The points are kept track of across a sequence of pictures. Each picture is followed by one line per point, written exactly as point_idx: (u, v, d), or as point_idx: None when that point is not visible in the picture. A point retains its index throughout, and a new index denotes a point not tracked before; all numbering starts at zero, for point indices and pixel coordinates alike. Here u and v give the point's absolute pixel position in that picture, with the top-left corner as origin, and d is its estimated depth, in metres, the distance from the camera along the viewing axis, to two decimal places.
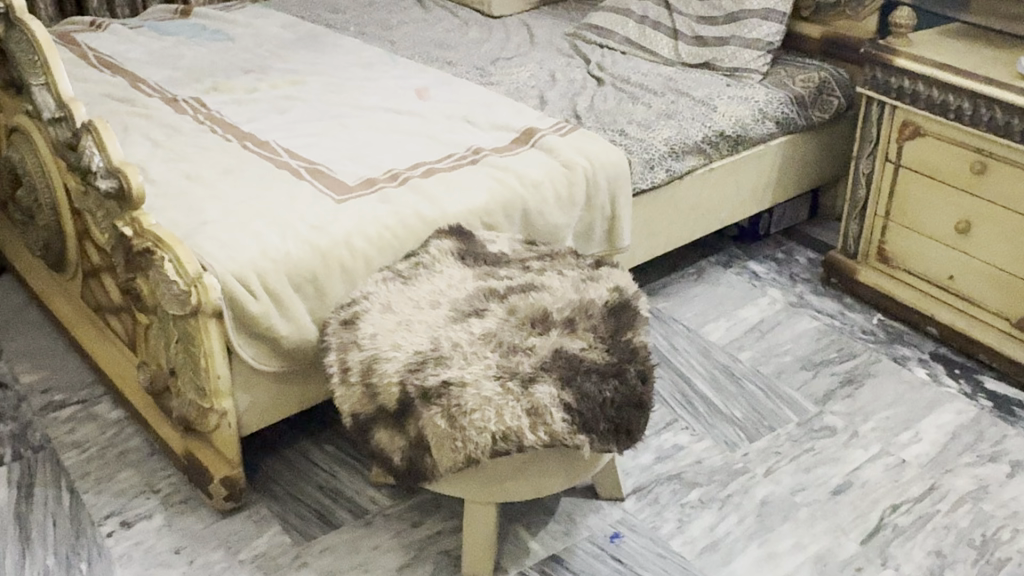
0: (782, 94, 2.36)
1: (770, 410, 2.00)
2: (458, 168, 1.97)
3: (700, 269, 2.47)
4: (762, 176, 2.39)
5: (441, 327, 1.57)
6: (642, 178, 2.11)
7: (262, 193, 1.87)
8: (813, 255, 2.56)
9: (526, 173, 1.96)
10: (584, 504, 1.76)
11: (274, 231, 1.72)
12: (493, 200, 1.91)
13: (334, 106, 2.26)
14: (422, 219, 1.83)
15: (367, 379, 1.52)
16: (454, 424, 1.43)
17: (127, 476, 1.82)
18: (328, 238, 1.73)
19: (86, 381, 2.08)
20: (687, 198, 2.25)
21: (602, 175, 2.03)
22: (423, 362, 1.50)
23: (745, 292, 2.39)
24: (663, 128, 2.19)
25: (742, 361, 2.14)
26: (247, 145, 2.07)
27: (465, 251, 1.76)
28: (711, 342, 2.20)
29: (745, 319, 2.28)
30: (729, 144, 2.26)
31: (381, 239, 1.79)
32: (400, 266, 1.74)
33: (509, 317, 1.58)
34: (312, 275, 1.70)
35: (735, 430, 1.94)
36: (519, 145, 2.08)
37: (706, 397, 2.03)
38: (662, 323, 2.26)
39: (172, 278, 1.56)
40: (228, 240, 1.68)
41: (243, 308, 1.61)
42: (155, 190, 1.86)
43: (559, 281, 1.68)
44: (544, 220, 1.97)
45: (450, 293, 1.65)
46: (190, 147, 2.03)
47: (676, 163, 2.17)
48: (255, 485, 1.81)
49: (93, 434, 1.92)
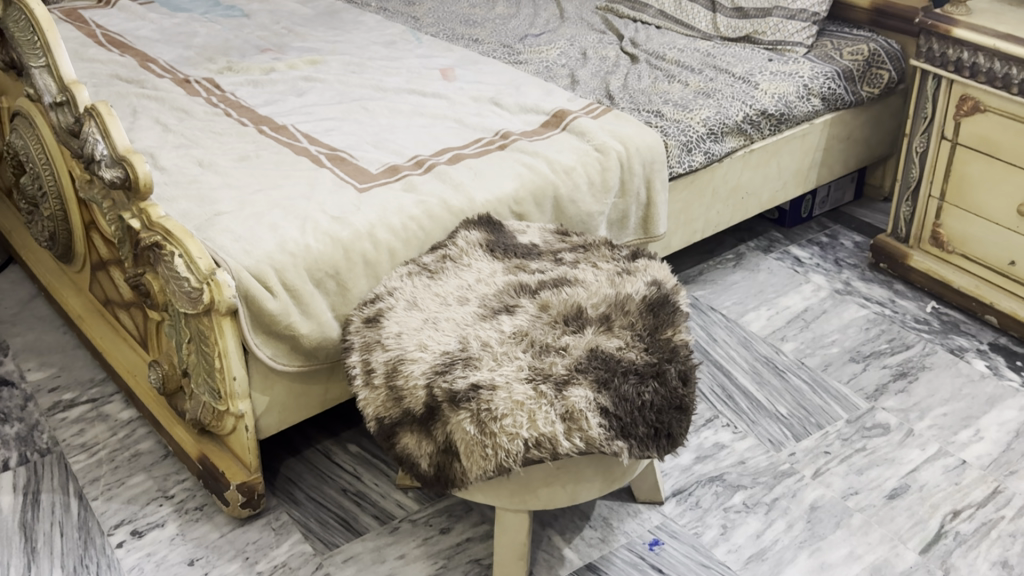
0: (829, 69, 2.23)
1: (819, 407, 1.88)
2: (485, 154, 1.86)
3: (740, 254, 2.35)
4: (807, 156, 2.26)
5: (468, 325, 1.46)
6: (679, 162, 1.99)
7: (279, 183, 1.77)
8: (861, 237, 2.42)
9: (557, 159, 1.85)
10: (621, 508, 1.66)
11: (293, 224, 1.63)
12: (522, 186, 1.80)
13: (354, 87, 2.15)
14: (446, 208, 1.72)
15: (391, 382, 1.42)
16: (484, 430, 1.33)
17: (138, 481, 1.75)
18: (349, 230, 1.63)
19: (94, 379, 2.00)
20: (728, 181, 2.12)
21: (637, 160, 1.91)
22: (452, 362, 1.40)
23: (787, 279, 2.26)
24: (701, 109, 2.07)
25: (786, 353, 2.02)
26: (263, 129, 1.97)
27: (494, 242, 1.65)
28: (752, 333, 2.08)
29: (788, 308, 2.16)
30: (772, 123, 2.13)
31: (404, 231, 1.68)
32: (424, 259, 1.63)
33: (542, 314, 1.48)
34: (332, 270, 1.60)
35: (782, 429, 1.83)
36: (548, 128, 1.96)
37: (749, 393, 1.92)
38: (699, 313, 2.14)
39: (183, 275, 1.49)
40: (244, 233, 1.59)
41: (260, 306, 1.51)
42: (165, 179, 1.78)
43: (593, 274, 1.56)
44: (576, 208, 1.85)
45: (477, 288, 1.54)
46: (199, 133, 1.94)
47: (716, 145, 2.04)
48: (274, 488, 1.72)
49: (102, 436, 1.85)
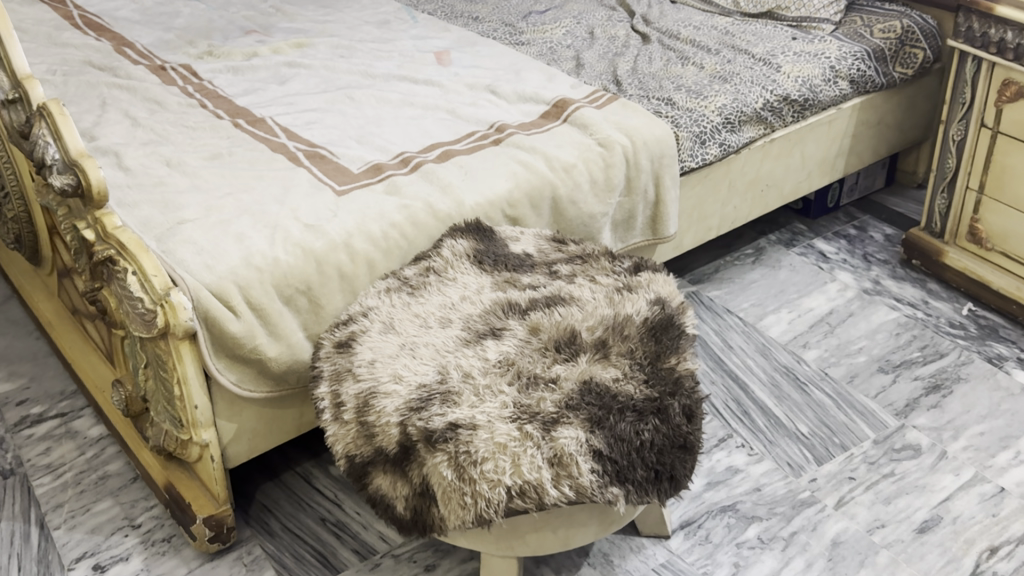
0: (858, 48, 2.05)
1: (843, 425, 1.72)
2: (477, 150, 1.70)
3: (760, 248, 2.18)
4: (834, 144, 2.08)
5: (448, 352, 1.31)
6: (692, 155, 1.82)
7: (252, 185, 1.62)
8: (891, 230, 2.25)
9: (556, 155, 1.69)
10: (623, 543, 1.51)
11: (262, 233, 1.48)
12: (517, 187, 1.64)
13: (341, 73, 2.00)
14: (432, 213, 1.57)
15: (362, 417, 1.28)
16: (462, 476, 1.19)
17: (104, 508, 1.62)
18: (324, 241, 1.48)
19: (64, 392, 1.88)
20: (746, 173, 1.95)
21: (645, 156, 1.74)
22: (429, 397, 1.25)
23: (811, 277, 2.10)
24: (718, 95, 1.89)
25: (808, 362, 1.86)
26: (239, 122, 1.82)
27: (483, 252, 1.50)
28: (771, 339, 1.92)
29: (812, 310, 2.00)
30: (795, 110, 1.95)
31: (385, 240, 1.53)
32: (405, 272, 1.48)
33: (531, 339, 1.32)
34: (304, 286, 1.46)
35: (802, 451, 1.67)
36: (548, 120, 1.80)
37: (767, 408, 1.76)
38: (714, 317, 1.98)
39: (136, 294, 1.35)
40: (207, 245, 1.44)
41: (222, 329, 1.38)
42: (128, 181, 1.63)
43: (590, 291, 1.41)
44: (577, 210, 1.69)
45: (461, 307, 1.39)
46: (171, 128, 1.80)
47: (733, 135, 1.86)
48: (248, 518, 1.59)
49: (69, 456, 1.73)
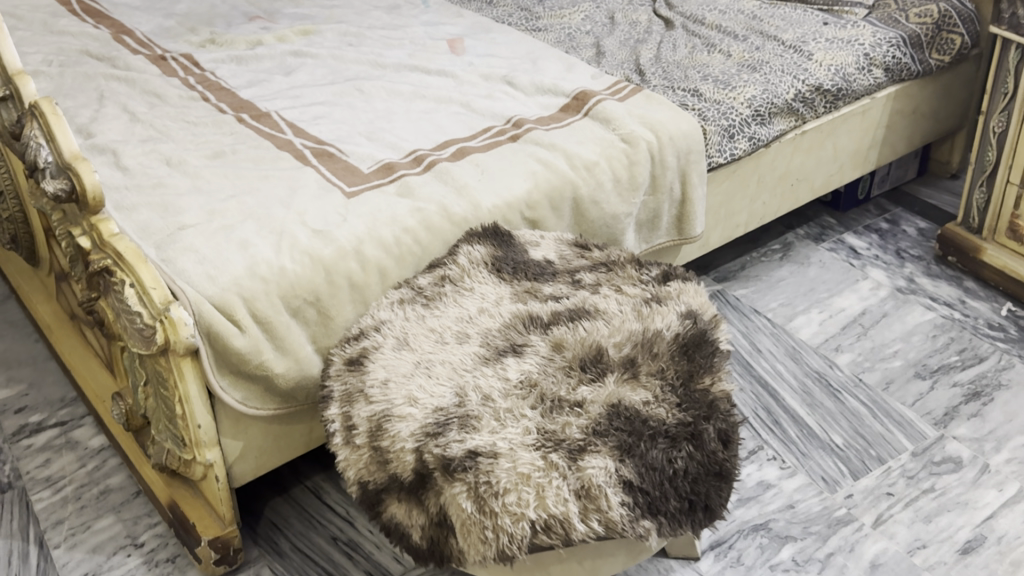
0: (893, 34, 1.94)
1: (879, 436, 1.64)
2: (494, 147, 1.61)
3: (788, 244, 2.09)
4: (867, 135, 1.98)
5: (466, 371, 1.23)
6: (720, 150, 1.72)
7: (257, 186, 1.54)
8: (925, 223, 2.15)
9: (577, 153, 1.60)
10: (650, 565, 1.44)
11: (268, 240, 1.40)
12: (536, 187, 1.55)
13: (349, 63, 1.90)
14: (447, 217, 1.48)
15: (375, 442, 1.20)
16: (483, 508, 1.11)
17: (105, 525, 1.55)
18: (333, 248, 1.40)
19: (64, 398, 1.80)
20: (776, 167, 1.85)
21: (670, 152, 1.65)
22: (447, 422, 1.17)
23: (842, 275, 2.01)
24: (747, 86, 1.79)
25: (841, 368, 1.78)
26: (243, 117, 1.73)
27: (501, 260, 1.41)
28: (802, 342, 1.84)
29: (843, 311, 1.91)
30: (828, 100, 1.85)
31: (397, 247, 1.44)
32: (419, 281, 1.40)
33: (554, 357, 1.24)
34: (312, 297, 1.37)
35: (837, 464, 1.59)
36: (567, 114, 1.71)
37: (798, 417, 1.68)
38: (742, 318, 1.89)
39: (134, 309, 1.27)
40: (209, 254, 1.36)
41: (226, 344, 1.30)
42: (126, 182, 1.55)
43: (616, 303, 1.32)
44: (599, 210, 1.60)
45: (479, 321, 1.31)
46: (171, 124, 1.71)
47: (763, 128, 1.77)
48: (256, 536, 1.52)
49: (69, 468, 1.66)
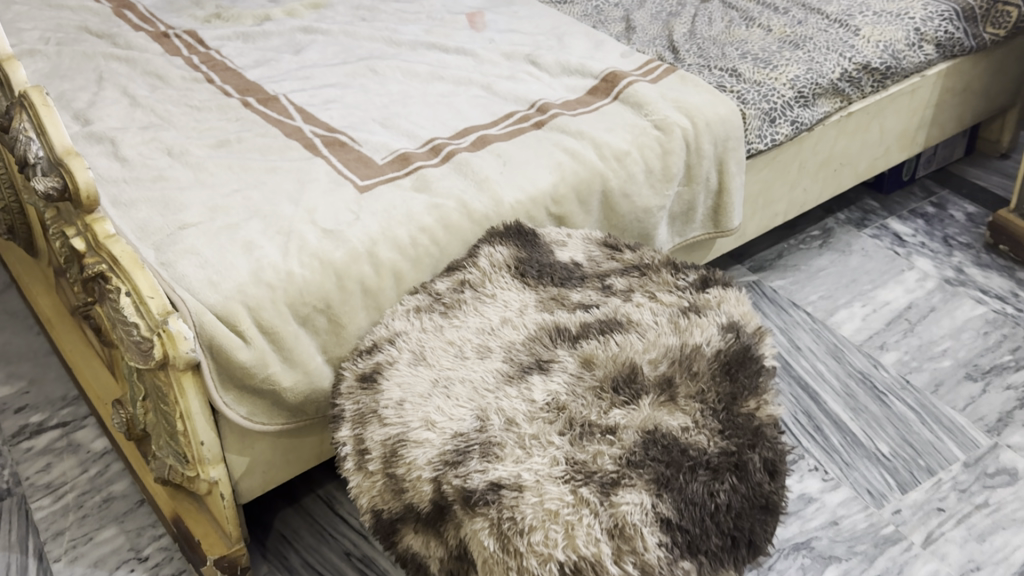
0: (945, 7, 1.81)
1: (928, 444, 1.54)
2: (517, 135, 1.51)
3: (828, 229, 1.98)
4: (915, 115, 1.85)
5: (488, 391, 1.13)
6: (760, 135, 1.60)
7: (263, 179, 1.44)
8: (973, 208, 2.03)
9: (607, 142, 1.48)
10: None
11: (275, 241, 1.30)
12: (562, 180, 1.44)
13: (363, 40, 1.79)
14: (467, 214, 1.38)
15: (389, 469, 1.10)
16: (507, 548, 1.01)
17: (108, 537, 1.48)
18: (344, 250, 1.30)
19: (67, 397, 1.72)
20: (819, 152, 1.73)
21: (707, 139, 1.54)
22: (467, 450, 1.07)
23: (885, 265, 1.89)
24: (788, 65, 1.67)
25: (886, 369, 1.67)
26: (250, 101, 1.63)
27: (526, 263, 1.31)
28: (844, 340, 1.73)
29: (888, 305, 1.80)
30: (875, 79, 1.72)
31: (414, 248, 1.34)
32: (437, 286, 1.30)
33: (584, 375, 1.14)
34: (322, 304, 1.27)
35: (883, 476, 1.50)
36: (596, 97, 1.59)
37: (841, 423, 1.58)
38: (779, 313, 1.79)
39: (131, 320, 1.18)
40: (212, 258, 1.27)
41: (230, 358, 1.20)
42: (125, 174, 1.45)
43: (652, 313, 1.22)
44: (630, 204, 1.49)
45: (501, 333, 1.21)
46: (173, 109, 1.61)
47: (807, 111, 1.64)
48: (265, 551, 1.43)
49: (71, 474, 1.58)
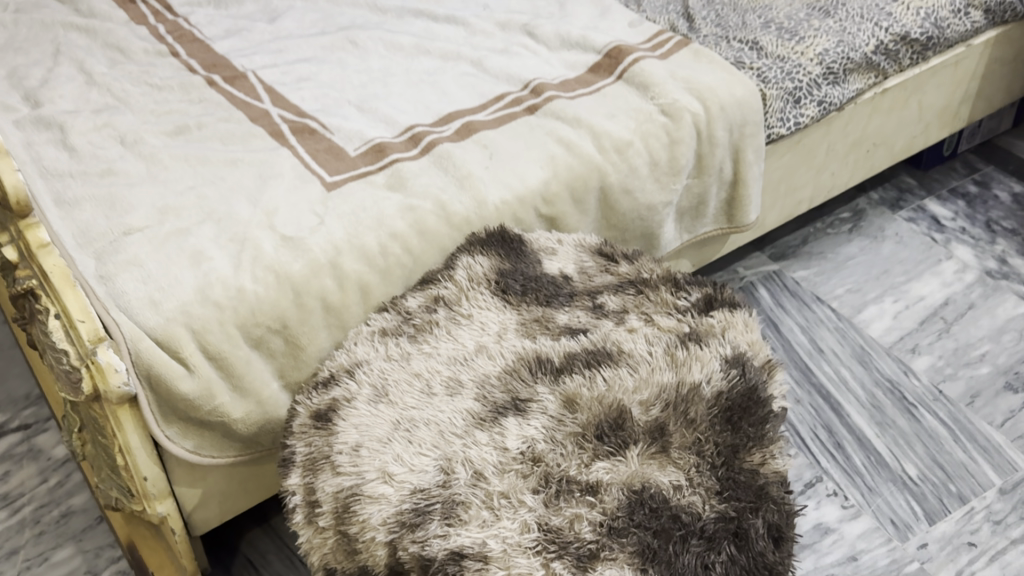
0: None
1: (961, 467, 1.39)
2: (506, 122, 1.35)
3: (859, 212, 1.82)
4: (958, 88, 1.66)
5: (455, 437, 0.99)
6: (782, 118, 1.43)
7: (221, 173, 1.29)
8: (1020, 188, 1.86)
9: (607, 130, 1.32)
10: None
11: (227, 251, 1.16)
12: (555, 176, 1.28)
13: (346, 8, 1.64)
14: (444, 218, 1.23)
15: (342, 525, 0.97)
16: None
17: (64, 558, 1.37)
18: (304, 261, 1.15)
19: (30, 396, 1.61)
20: (849, 133, 1.55)
21: (721, 125, 1.37)
22: (427, 510, 0.93)
23: (921, 255, 1.73)
24: (817, 36, 1.49)
25: (917, 377, 1.52)
26: (215, 79, 1.47)
27: (508, 276, 1.16)
28: (872, 342, 1.57)
29: (922, 301, 1.64)
30: (914, 51, 1.53)
31: (383, 258, 1.20)
32: (408, 303, 1.16)
33: (566, 419, 1.00)
34: (278, 324, 1.14)
35: (910, 503, 1.35)
36: (598, 76, 1.43)
37: (865, 440, 1.43)
38: (801, 309, 1.63)
39: (59, 348, 1.05)
40: (155, 271, 1.13)
41: (170, 389, 1.07)
42: (72, 166, 1.30)
43: (647, 341, 1.07)
44: (632, 201, 1.34)
45: (475, 363, 1.07)
46: (131, 88, 1.46)
47: (836, 89, 1.46)
48: None
49: (29, 484, 1.47)
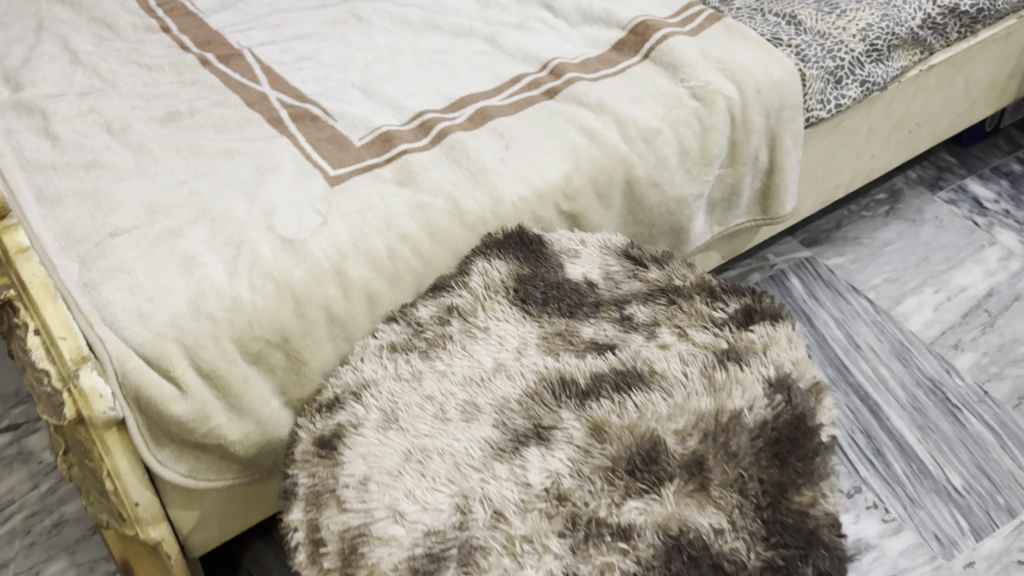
0: None
1: (1008, 476, 1.31)
2: (523, 107, 1.24)
3: (896, 192, 1.72)
4: (1006, 63, 1.55)
5: (472, 471, 0.90)
6: (822, 100, 1.32)
7: (216, 166, 1.19)
8: None
9: (633, 116, 1.21)
10: None
11: (222, 255, 1.06)
12: (578, 169, 1.18)
13: None
14: (458, 217, 1.13)
15: (349, 568, 0.89)
16: None
17: (56, 572, 1.29)
18: (305, 267, 1.06)
19: (20, 393, 1.53)
20: (891, 113, 1.44)
21: (757, 110, 1.26)
22: (442, 556, 0.85)
23: (962, 241, 1.62)
24: (860, 9, 1.37)
25: (961, 376, 1.43)
26: (208, 57, 1.37)
27: (528, 283, 1.07)
28: (912, 338, 1.48)
29: (965, 292, 1.54)
30: (963, 24, 1.42)
31: (392, 263, 1.10)
32: (419, 313, 1.07)
33: (593, 450, 0.90)
34: (278, 337, 1.04)
35: (955, 516, 1.27)
36: (622, 54, 1.32)
37: (906, 446, 1.34)
38: (837, 301, 1.54)
39: (40, 368, 0.97)
40: (143, 279, 1.03)
41: (161, 412, 0.98)
42: (55, 157, 1.20)
43: (681, 361, 0.97)
44: (660, 194, 1.23)
45: (494, 385, 0.98)
46: (119, 68, 1.35)
47: (880, 67, 1.35)
48: None
49: (20, 489, 1.40)
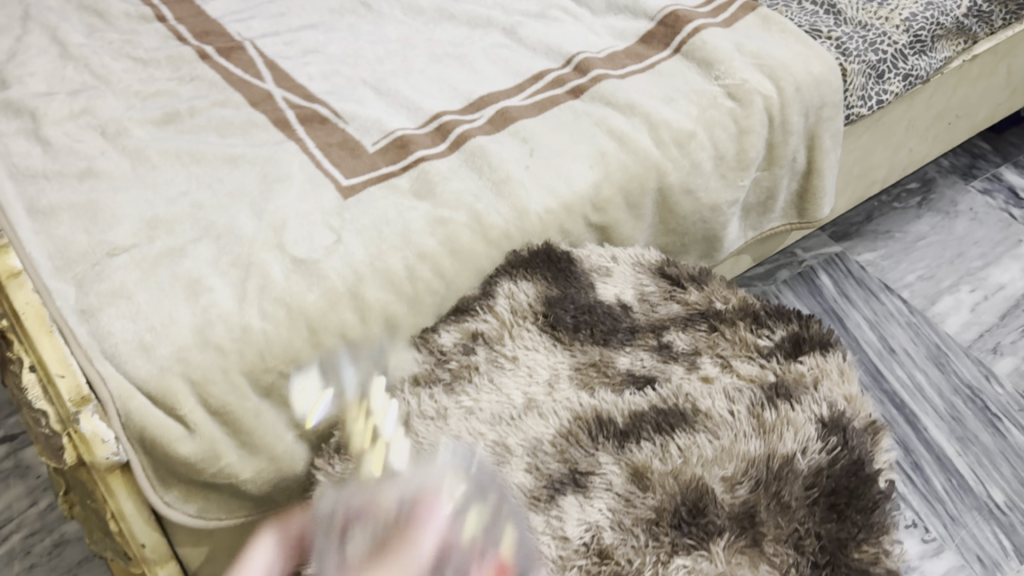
0: None
1: None
2: (547, 108, 1.16)
3: (929, 180, 1.67)
4: None
5: (501, 524, 0.82)
6: (863, 96, 1.24)
7: (221, 175, 1.10)
8: None
9: (666, 118, 1.13)
10: None
11: (228, 277, 0.98)
12: (607, 178, 1.10)
13: None
14: (480, 233, 1.05)
15: None
16: None
17: None
18: (319, 292, 0.98)
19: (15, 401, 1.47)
20: (931, 107, 1.37)
21: (796, 109, 1.18)
22: None
23: (998, 234, 1.57)
24: None
25: (1001, 384, 1.37)
26: (208, 50, 1.29)
27: (558, 307, 1.01)
28: (949, 341, 1.42)
29: (1003, 292, 1.48)
30: (1009, 10, 1.33)
31: (412, 284, 1.03)
32: (442, 341, 1.00)
33: (634, 500, 0.81)
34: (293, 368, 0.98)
35: (997, 536, 1.21)
36: (650, 48, 1.24)
37: (945, 459, 1.28)
38: (869, 301, 1.47)
39: (37, 407, 0.92)
40: (144, 305, 0.94)
41: (168, 452, 0.91)
42: (45, 164, 1.11)
43: (724, 397, 0.90)
44: (694, 202, 1.16)
45: (524, 424, 0.90)
46: (112, 63, 1.27)
47: (923, 59, 1.27)
48: None
49: (18, 507, 1.33)
